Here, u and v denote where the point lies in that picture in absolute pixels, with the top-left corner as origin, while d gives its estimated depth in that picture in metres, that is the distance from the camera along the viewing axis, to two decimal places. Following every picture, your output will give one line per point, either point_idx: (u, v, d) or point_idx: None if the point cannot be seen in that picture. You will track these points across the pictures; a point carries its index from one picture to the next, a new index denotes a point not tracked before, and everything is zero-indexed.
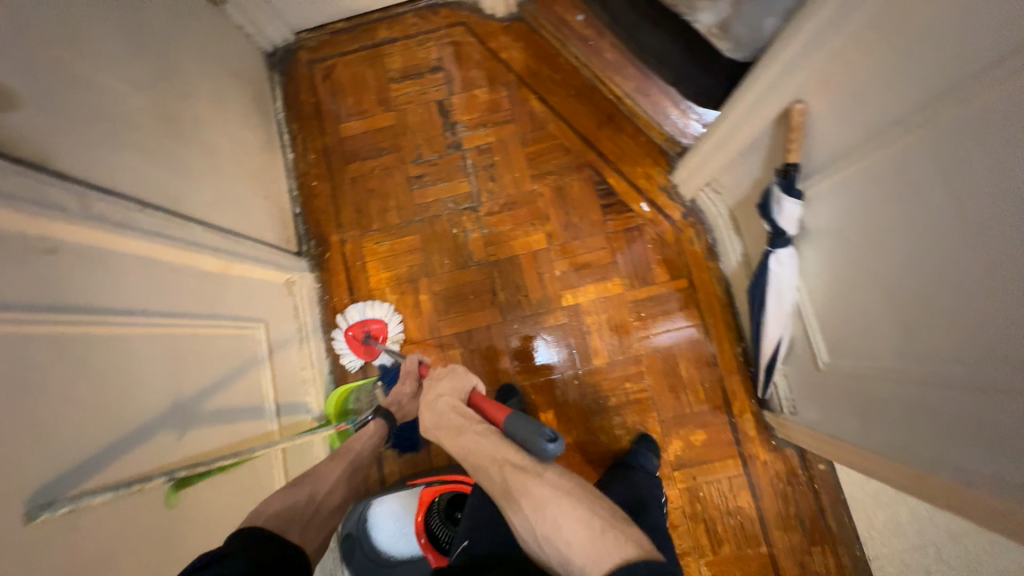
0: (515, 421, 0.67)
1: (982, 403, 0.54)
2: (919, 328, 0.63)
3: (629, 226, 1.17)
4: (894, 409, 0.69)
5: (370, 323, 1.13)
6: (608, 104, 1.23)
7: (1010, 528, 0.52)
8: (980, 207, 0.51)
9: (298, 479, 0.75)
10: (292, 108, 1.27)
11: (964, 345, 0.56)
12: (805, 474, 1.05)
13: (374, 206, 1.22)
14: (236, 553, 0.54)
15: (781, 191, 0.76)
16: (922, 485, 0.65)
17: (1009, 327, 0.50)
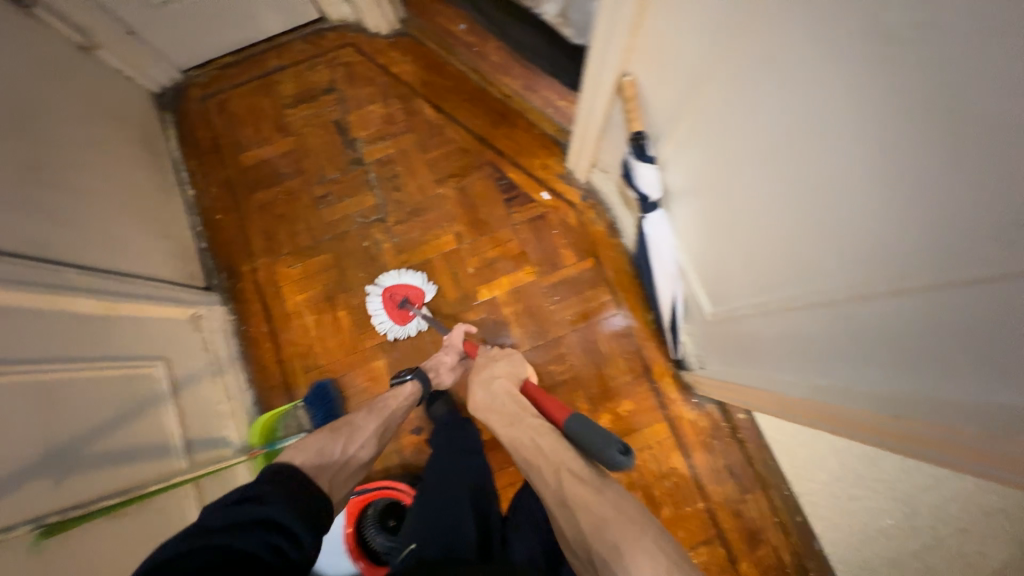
0: (581, 424, 0.76)
1: (832, 319, 0.58)
2: (759, 270, 0.69)
3: (534, 215, 1.20)
4: (775, 345, 0.73)
5: (406, 287, 1.14)
6: (499, 103, 1.26)
7: (883, 431, 0.57)
8: (773, 142, 0.55)
9: (337, 426, 0.82)
10: (188, 145, 1.26)
11: (792, 279, 0.63)
12: (727, 425, 1.11)
13: (282, 231, 1.22)
14: (275, 496, 0.59)
15: (635, 159, 0.81)
16: (810, 410, 0.70)
17: (824, 246, 0.54)
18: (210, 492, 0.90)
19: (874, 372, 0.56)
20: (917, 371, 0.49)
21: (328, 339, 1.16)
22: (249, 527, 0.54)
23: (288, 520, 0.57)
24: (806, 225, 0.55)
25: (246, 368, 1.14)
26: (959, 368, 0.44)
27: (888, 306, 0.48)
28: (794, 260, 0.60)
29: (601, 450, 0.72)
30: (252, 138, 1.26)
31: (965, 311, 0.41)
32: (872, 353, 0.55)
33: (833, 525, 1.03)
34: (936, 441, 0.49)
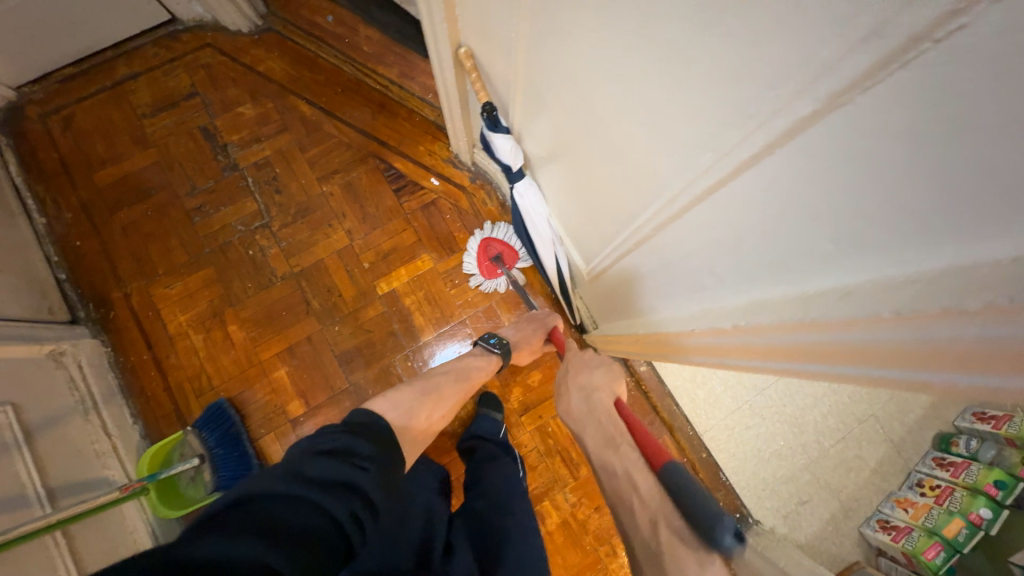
0: (688, 480, 0.56)
1: (651, 252, 0.64)
2: (604, 224, 0.75)
3: (425, 203, 1.19)
4: (628, 289, 0.80)
5: (504, 246, 1.15)
6: (377, 93, 1.24)
7: (695, 352, 0.64)
8: (577, 89, 0.58)
9: (427, 390, 0.84)
10: (32, 169, 1.14)
11: (623, 227, 0.68)
12: (632, 379, 1.17)
13: (154, 249, 1.13)
14: (370, 460, 0.53)
15: (490, 131, 0.82)
16: (656, 345, 0.76)
17: (631, 181, 0.58)
18: (83, 538, 0.83)
19: (687, 298, 0.62)
20: (706, 289, 0.56)
21: (220, 356, 1.09)
22: (341, 490, 0.46)
23: (377, 496, 0.49)
24: (618, 172, 0.60)
25: (127, 402, 1.06)
26: (725, 277, 0.50)
27: (677, 234, 0.54)
28: (620, 207, 0.66)
29: (709, 524, 0.51)
30: (108, 154, 1.16)
31: (712, 221, 0.46)
32: (681, 282, 0.61)
33: (732, 454, 1.11)
34: (720, 347, 0.55)
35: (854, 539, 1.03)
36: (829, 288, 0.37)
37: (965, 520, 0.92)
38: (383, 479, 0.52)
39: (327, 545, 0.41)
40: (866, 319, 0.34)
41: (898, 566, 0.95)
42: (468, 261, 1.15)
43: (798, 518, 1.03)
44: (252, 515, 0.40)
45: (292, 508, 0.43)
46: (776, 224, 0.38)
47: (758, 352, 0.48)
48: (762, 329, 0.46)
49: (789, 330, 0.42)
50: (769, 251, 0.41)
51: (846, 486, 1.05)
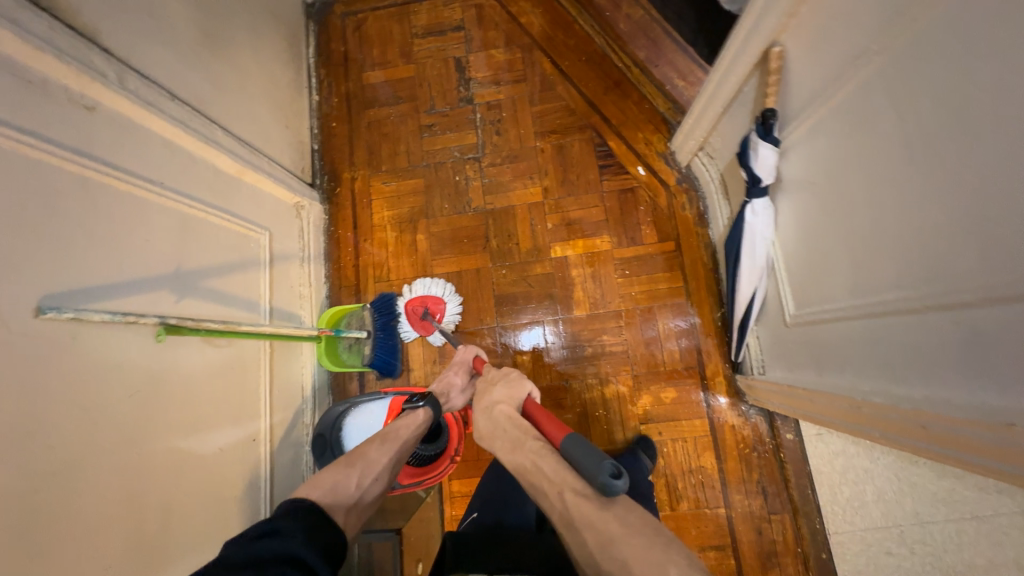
0: (572, 445, 0.58)
1: (917, 323, 0.57)
2: (857, 271, 0.68)
3: (624, 187, 1.19)
4: (847, 349, 0.72)
5: (429, 299, 1.16)
6: (617, 71, 1.26)
7: (930, 441, 0.57)
8: (926, 125, 0.53)
9: (348, 460, 0.70)
10: (323, 56, 1.37)
11: (893, 285, 0.61)
12: (771, 442, 1.06)
13: (385, 148, 1.30)
14: (295, 530, 0.54)
15: (757, 137, 0.78)
16: (858, 417, 0.69)
17: (955, 237, 0.51)
18: (279, 355, 1.01)
19: (951, 384, 0.55)
20: (1001, 386, 0.49)
21: (402, 258, 1.23)
22: (272, 566, 0.48)
23: (311, 559, 0.52)
24: (935, 227, 0.53)
25: (326, 264, 1.24)
26: None
27: (994, 317, 0.48)
28: (902, 261, 0.59)
29: (592, 474, 0.54)
30: (378, 60, 1.35)
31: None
32: (952, 364, 0.54)
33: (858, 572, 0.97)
34: (982, 443, 0.50)
35: None
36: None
37: None
38: (315, 538, 0.55)
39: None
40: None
41: None
42: (404, 329, 1.17)
43: None
44: None
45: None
46: None
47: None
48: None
49: None
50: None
51: None
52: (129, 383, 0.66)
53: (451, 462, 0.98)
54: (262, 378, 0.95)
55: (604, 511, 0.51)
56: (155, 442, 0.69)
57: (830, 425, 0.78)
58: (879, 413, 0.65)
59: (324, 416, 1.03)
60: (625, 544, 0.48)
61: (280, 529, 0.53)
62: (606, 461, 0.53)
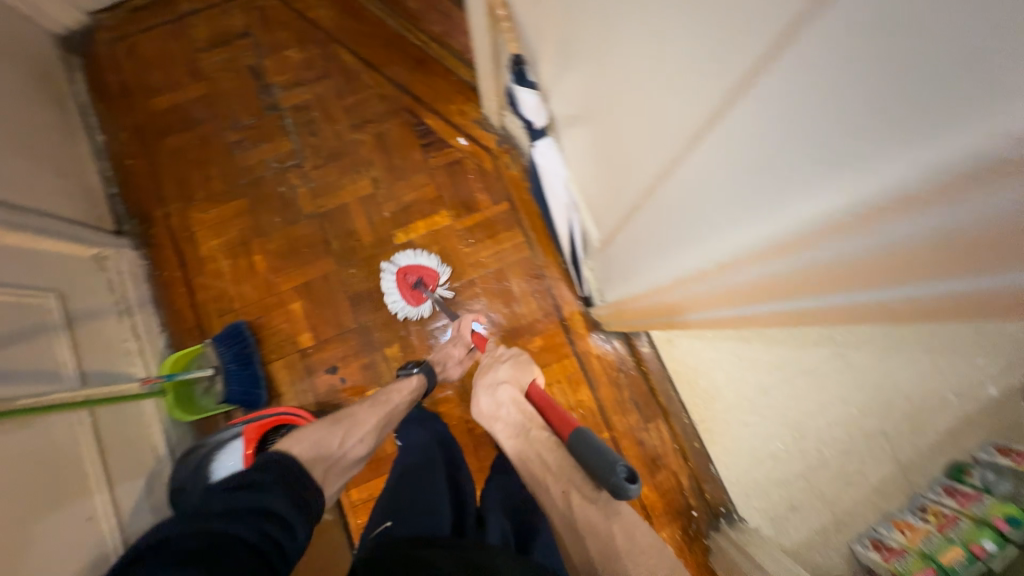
0: (583, 445, 0.69)
1: (654, 208, 0.64)
2: (632, 158, 0.64)
3: (451, 160, 1.21)
4: (634, 252, 0.80)
5: (420, 269, 1.14)
6: (417, 49, 1.26)
7: (700, 299, 0.66)
8: (595, 39, 0.58)
9: (338, 418, 0.91)
10: (97, 90, 1.24)
11: (654, 159, 0.57)
12: (633, 360, 1.16)
13: (196, 175, 1.20)
14: (269, 485, 0.71)
15: (516, 83, 0.83)
16: (663, 303, 0.78)
17: (639, 127, 0.57)
18: (106, 419, 0.92)
19: (729, 233, 0.49)
20: (755, 215, 0.43)
21: (243, 284, 1.16)
22: (248, 515, 0.63)
23: (285, 510, 0.68)
24: (649, 91, 0.50)
25: (157, 311, 1.14)
26: (717, 226, 0.51)
27: (698, 163, 0.47)
28: (649, 134, 0.55)
29: (602, 475, 0.65)
30: (164, 83, 1.24)
31: (712, 154, 0.44)
32: (722, 213, 0.48)
33: (726, 447, 1.12)
34: (791, 271, 0.44)
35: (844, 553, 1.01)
36: (901, 192, 0.27)
37: (965, 551, 0.84)
38: (287, 491, 0.72)
39: (250, 556, 0.58)
40: (979, 222, 0.24)
41: None
42: (393, 298, 1.13)
43: (785, 523, 1.03)
44: (172, 548, 0.55)
45: (213, 534, 0.58)
46: (763, 164, 0.38)
47: (859, 268, 0.37)
48: (846, 241, 0.35)
49: (787, 258, 0.43)
50: (829, 147, 0.30)
51: (842, 499, 0.99)
52: None
53: None
54: (84, 450, 0.85)
55: (606, 517, 0.67)
56: None
57: (661, 318, 0.86)
58: (714, 283, 0.59)
59: (181, 468, 0.96)
60: (632, 561, 0.62)
61: (256, 487, 0.69)
62: (620, 467, 0.64)
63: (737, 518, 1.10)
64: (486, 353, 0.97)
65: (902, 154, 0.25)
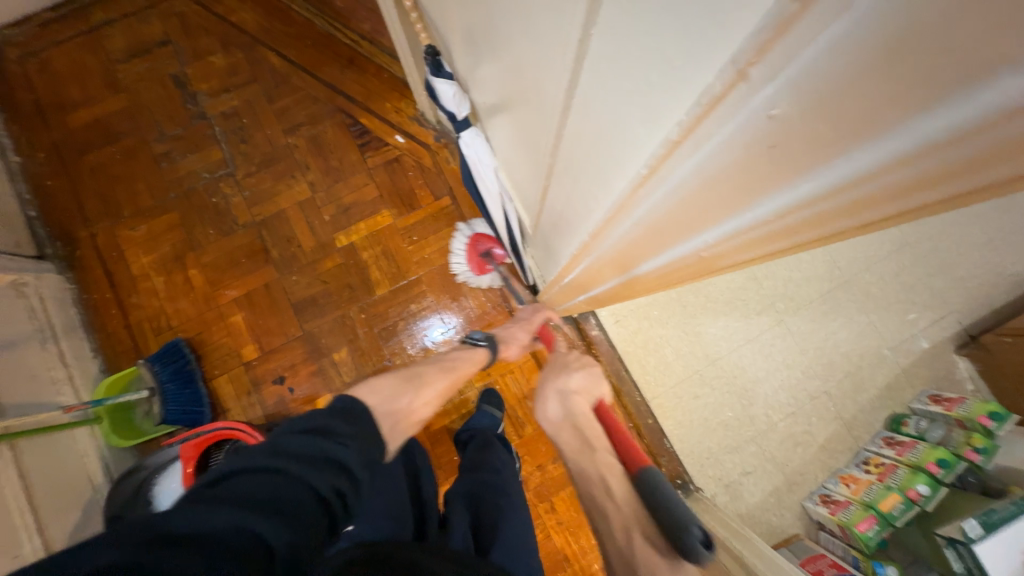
0: (653, 487, 0.58)
1: (553, 187, 0.64)
2: (538, 117, 0.56)
3: (389, 158, 1.20)
4: (553, 236, 0.81)
5: (491, 242, 1.15)
6: (347, 48, 1.24)
7: (604, 276, 0.66)
8: (485, 26, 0.59)
9: (409, 377, 0.79)
10: (7, 109, 1.17)
11: (547, 109, 0.49)
12: (583, 343, 1.16)
13: (121, 191, 1.16)
14: (349, 434, 0.50)
15: (432, 75, 0.82)
16: (585, 281, 0.79)
17: (530, 108, 0.58)
18: (30, 452, 0.87)
19: (601, 183, 0.41)
20: (613, 155, 0.35)
21: (180, 299, 1.12)
22: (323, 465, 0.45)
23: (363, 470, 0.48)
24: (526, 63, 0.48)
25: (88, 336, 1.09)
26: (582, 201, 0.50)
27: (562, 133, 0.46)
28: (539, 81, 0.47)
29: (674, 532, 0.53)
30: (81, 98, 1.19)
31: (567, 123, 0.43)
32: (593, 162, 0.40)
33: (679, 422, 1.13)
34: (654, 222, 0.37)
35: (796, 512, 1.10)
36: (714, 89, 0.20)
37: (902, 495, 0.98)
38: (367, 448, 0.51)
39: (312, 523, 0.40)
40: (755, 127, 0.20)
41: (834, 539, 1.02)
42: (457, 260, 1.14)
43: (739, 488, 1.10)
44: (230, 491, 0.39)
45: (280, 483, 0.41)
46: (592, 131, 0.37)
47: (710, 202, 0.29)
48: (647, 204, 0.34)
49: (621, 228, 0.42)
50: (621, 99, 0.29)
51: (792, 460, 1.13)
52: None
53: None
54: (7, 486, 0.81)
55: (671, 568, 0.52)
56: None
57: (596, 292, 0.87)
58: (602, 248, 0.51)
59: (119, 492, 0.93)
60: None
61: (336, 434, 0.49)
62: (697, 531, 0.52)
63: (693, 487, 1.10)
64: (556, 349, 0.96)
65: (710, 24, 0.18)
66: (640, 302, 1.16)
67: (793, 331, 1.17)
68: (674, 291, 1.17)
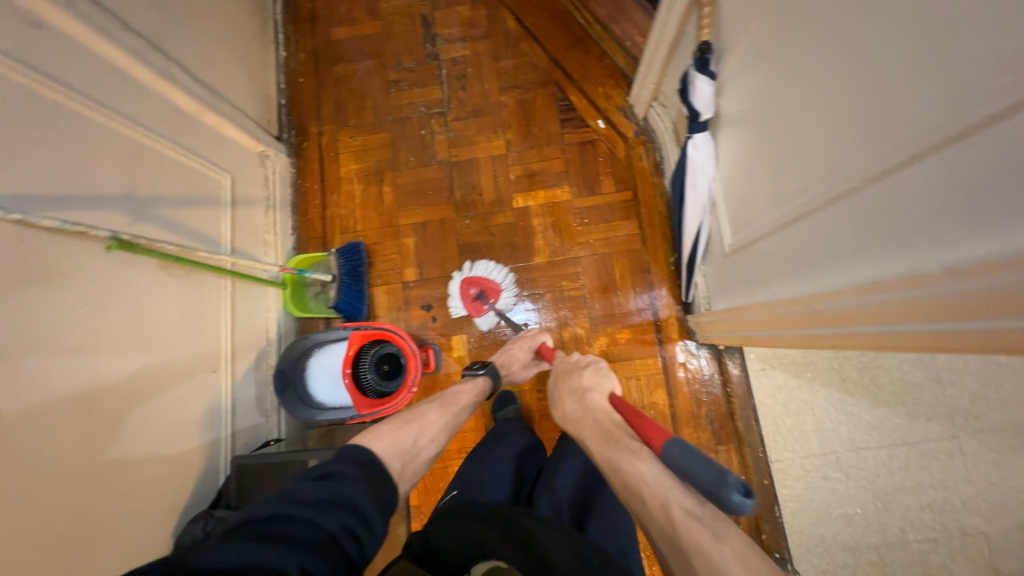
0: (682, 450, 0.54)
1: (806, 221, 0.63)
2: (845, 144, 0.54)
3: (585, 140, 1.23)
4: (760, 265, 0.78)
5: (486, 281, 1.16)
6: (579, 28, 1.29)
7: (813, 320, 0.62)
8: (808, 40, 0.59)
9: (408, 417, 0.75)
10: (290, 13, 1.38)
11: (888, 143, 0.48)
12: (720, 380, 1.13)
13: (352, 103, 1.31)
14: (354, 478, 0.58)
15: (695, 70, 0.82)
16: (772, 322, 0.73)
17: (832, 136, 0.56)
18: (241, 293, 1.04)
19: (858, 265, 0.54)
20: (904, 250, 0.48)
21: (369, 209, 1.25)
22: (330, 507, 0.53)
23: (366, 508, 0.56)
24: (897, 81, 0.46)
25: (292, 215, 1.26)
26: (862, 249, 0.53)
27: (893, 186, 0.48)
28: (909, 106, 0.45)
29: (709, 484, 0.49)
30: (345, 17, 1.36)
31: (924, 173, 0.44)
32: (873, 242, 0.52)
33: (797, 496, 1.05)
34: (877, 306, 0.51)
35: None
36: None
37: None
38: (372, 489, 0.58)
39: (327, 558, 0.48)
40: None
41: None
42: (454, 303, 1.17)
43: None
44: (256, 531, 0.48)
45: (290, 527, 0.49)
46: (964, 197, 0.40)
47: None
48: (994, 279, 0.38)
49: (906, 289, 0.47)
50: None
51: None
52: (80, 293, 0.69)
53: (410, 393, 0.97)
54: (220, 317, 0.97)
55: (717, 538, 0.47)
56: (111, 353, 0.73)
57: (759, 341, 0.81)
58: (833, 301, 0.57)
59: (286, 352, 1.03)
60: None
61: (341, 478, 0.57)
62: (733, 479, 0.48)
63: (790, 566, 1.03)
64: (555, 361, 0.96)
65: None
66: (795, 358, 1.09)
67: (965, 452, 1.00)
68: (836, 359, 1.07)
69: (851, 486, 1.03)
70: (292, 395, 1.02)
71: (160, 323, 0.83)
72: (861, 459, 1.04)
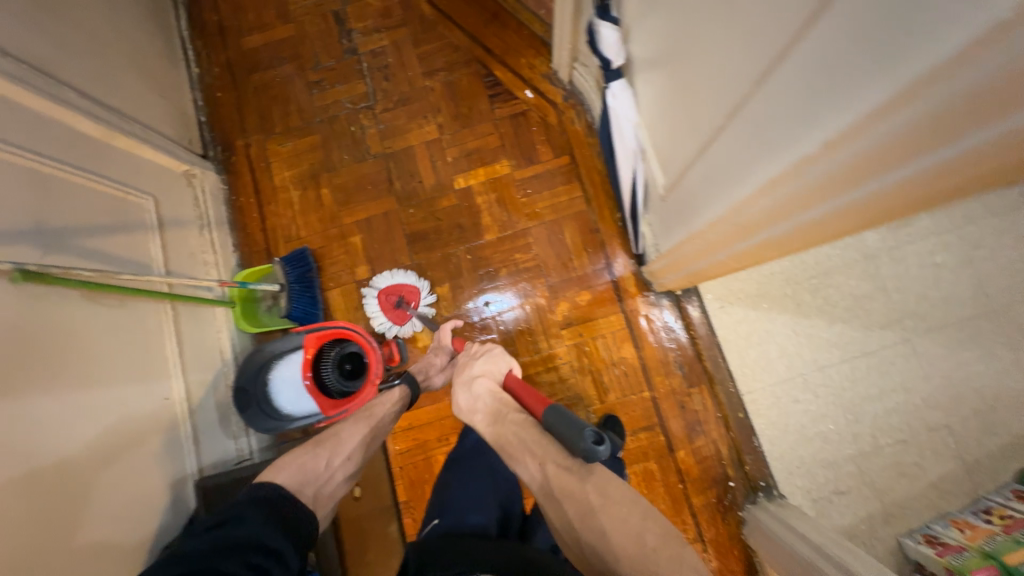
0: (555, 416, 0.62)
1: (714, 145, 0.64)
2: (734, 56, 0.54)
3: (516, 112, 1.23)
4: (688, 198, 0.79)
5: (399, 287, 1.14)
6: (492, 3, 1.28)
7: (745, 232, 0.64)
8: None
9: (320, 439, 0.80)
10: (196, 27, 1.34)
11: (761, 44, 0.48)
12: (682, 326, 1.14)
13: (276, 110, 1.28)
14: (253, 515, 0.64)
15: (598, 18, 0.83)
16: (712, 246, 0.74)
17: (723, 53, 0.57)
18: (184, 317, 1.00)
19: (747, 174, 0.55)
20: (770, 149, 0.49)
21: (310, 214, 1.22)
22: (233, 548, 0.58)
23: (270, 538, 0.62)
24: None
25: (232, 232, 1.22)
26: (750, 164, 0.54)
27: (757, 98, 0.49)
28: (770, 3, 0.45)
29: (573, 442, 0.58)
30: (255, 25, 1.32)
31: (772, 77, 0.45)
32: (754, 151, 0.53)
33: (771, 423, 1.07)
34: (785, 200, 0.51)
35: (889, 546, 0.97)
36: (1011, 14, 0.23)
37: None
38: (271, 518, 0.65)
39: None
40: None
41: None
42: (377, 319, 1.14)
43: (828, 506, 1.01)
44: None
45: None
46: (797, 93, 0.42)
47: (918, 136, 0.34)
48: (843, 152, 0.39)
49: (794, 181, 0.47)
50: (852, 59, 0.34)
51: (893, 490, 1.00)
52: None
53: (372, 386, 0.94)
54: (163, 343, 0.93)
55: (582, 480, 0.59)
56: (41, 393, 0.68)
57: (710, 265, 0.82)
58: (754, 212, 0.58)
59: (243, 369, 1.01)
60: (605, 517, 0.56)
61: (234, 520, 0.62)
62: (587, 431, 0.58)
63: (777, 493, 1.05)
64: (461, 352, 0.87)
65: None
66: (750, 291, 1.11)
67: (919, 353, 1.04)
68: (788, 285, 1.10)
69: (818, 403, 1.06)
70: (254, 411, 1.00)
71: (95, 355, 0.79)
72: (826, 376, 1.07)
